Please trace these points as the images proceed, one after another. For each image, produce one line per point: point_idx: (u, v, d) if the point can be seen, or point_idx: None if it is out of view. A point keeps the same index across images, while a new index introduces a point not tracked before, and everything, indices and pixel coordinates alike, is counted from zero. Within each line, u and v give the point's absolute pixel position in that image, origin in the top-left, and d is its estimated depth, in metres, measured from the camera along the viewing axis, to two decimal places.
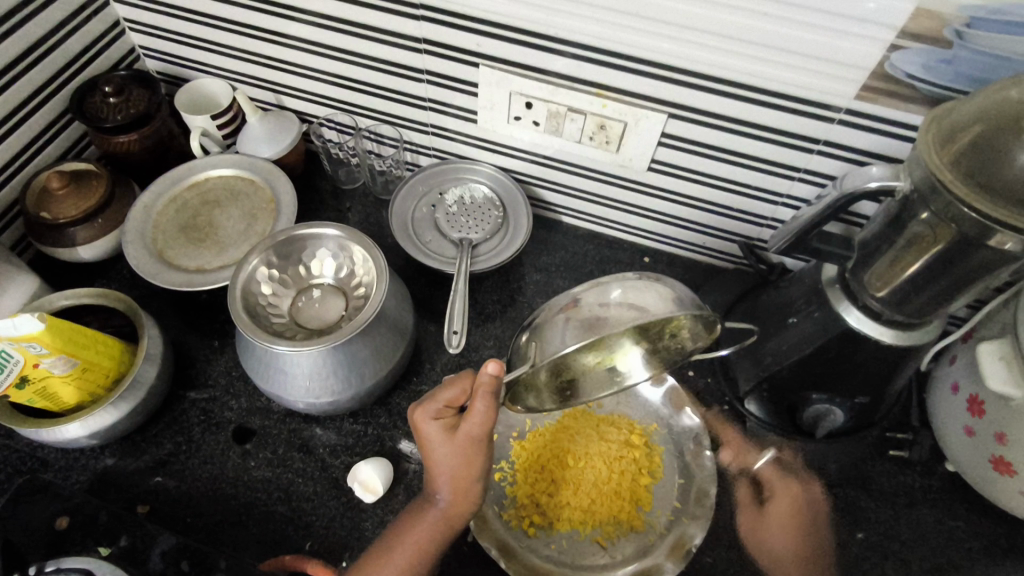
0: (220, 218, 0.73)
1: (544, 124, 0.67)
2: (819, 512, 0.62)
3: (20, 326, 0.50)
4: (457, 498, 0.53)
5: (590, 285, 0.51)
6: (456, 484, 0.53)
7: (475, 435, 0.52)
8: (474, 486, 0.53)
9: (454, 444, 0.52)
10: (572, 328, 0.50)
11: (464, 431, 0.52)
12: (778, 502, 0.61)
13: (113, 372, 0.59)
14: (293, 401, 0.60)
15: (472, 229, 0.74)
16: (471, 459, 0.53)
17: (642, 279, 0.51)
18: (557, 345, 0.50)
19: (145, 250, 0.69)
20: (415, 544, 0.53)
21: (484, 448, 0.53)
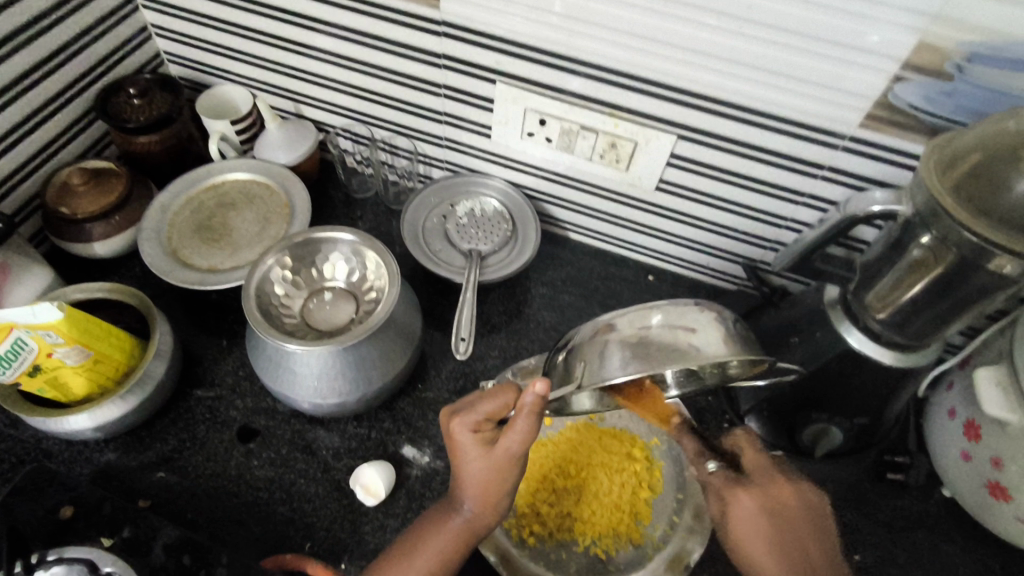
0: (234, 220, 0.74)
1: (556, 141, 0.69)
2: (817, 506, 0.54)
3: (39, 315, 0.51)
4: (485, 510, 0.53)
5: (626, 311, 0.50)
6: (483, 496, 0.52)
7: (508, 452, 0.51)
8: (501, 496, 0.53)
9: (488, 456, 0.51)
10: (616, 351, 0.48)
11: (499, 444, 0.51)
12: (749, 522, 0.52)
13: (123, 366, 0.60)
14: (299, 400, 0.61)
15: (482, 241, 0.76)
16: (505, 475, 0.52)
17: (690, 307, 0.49)
18: (603, 371, 0.48)
19: (159, 248, 0.70)
20: (437, 554, 0.52)
21: (518, 465, 0.52)
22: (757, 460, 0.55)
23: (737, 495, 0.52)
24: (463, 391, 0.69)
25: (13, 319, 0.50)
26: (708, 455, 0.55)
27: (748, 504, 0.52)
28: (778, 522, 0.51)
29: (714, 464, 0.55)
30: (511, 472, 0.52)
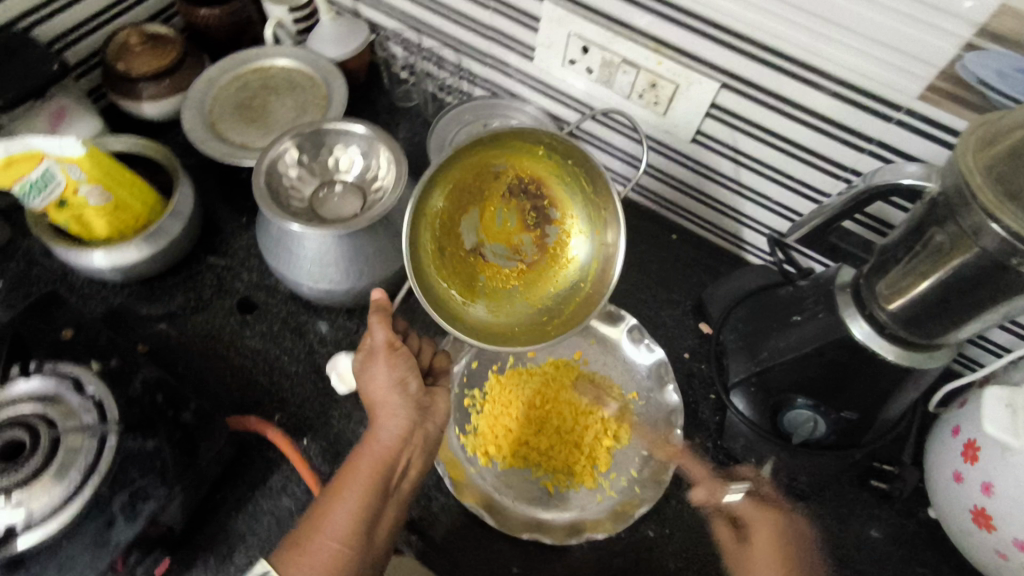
0: (273, 103, 0.75)
1: (597, 73, 0.66)
2: (802, 537, 0.55)
3: (66, 149, 0.55)
4: (390, 424, 0.53)
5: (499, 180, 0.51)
6: (381, 407, 0.53)
7: (382, 343, 0.55)
8: (396, 404, 0.53)
9: (370, 364, 0.55)
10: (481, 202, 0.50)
11: (374, 346, 0.56)
12: (760, 540, 0.54)
13: (143, 218, 0.64)
14: (295, 279, 0.62)
15: None
16: (392, 372, 0.55)
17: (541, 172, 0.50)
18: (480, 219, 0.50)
19: (199, 117, 0.72)
20: (354, 476, 0.49)
21: (399, 363, 0.55)
22: (768, 530, 0.54)
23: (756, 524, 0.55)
24: None
25: (44, 148, 0.54)
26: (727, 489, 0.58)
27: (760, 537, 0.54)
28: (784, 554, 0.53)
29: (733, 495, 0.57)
30: (392, 364, 0.55)
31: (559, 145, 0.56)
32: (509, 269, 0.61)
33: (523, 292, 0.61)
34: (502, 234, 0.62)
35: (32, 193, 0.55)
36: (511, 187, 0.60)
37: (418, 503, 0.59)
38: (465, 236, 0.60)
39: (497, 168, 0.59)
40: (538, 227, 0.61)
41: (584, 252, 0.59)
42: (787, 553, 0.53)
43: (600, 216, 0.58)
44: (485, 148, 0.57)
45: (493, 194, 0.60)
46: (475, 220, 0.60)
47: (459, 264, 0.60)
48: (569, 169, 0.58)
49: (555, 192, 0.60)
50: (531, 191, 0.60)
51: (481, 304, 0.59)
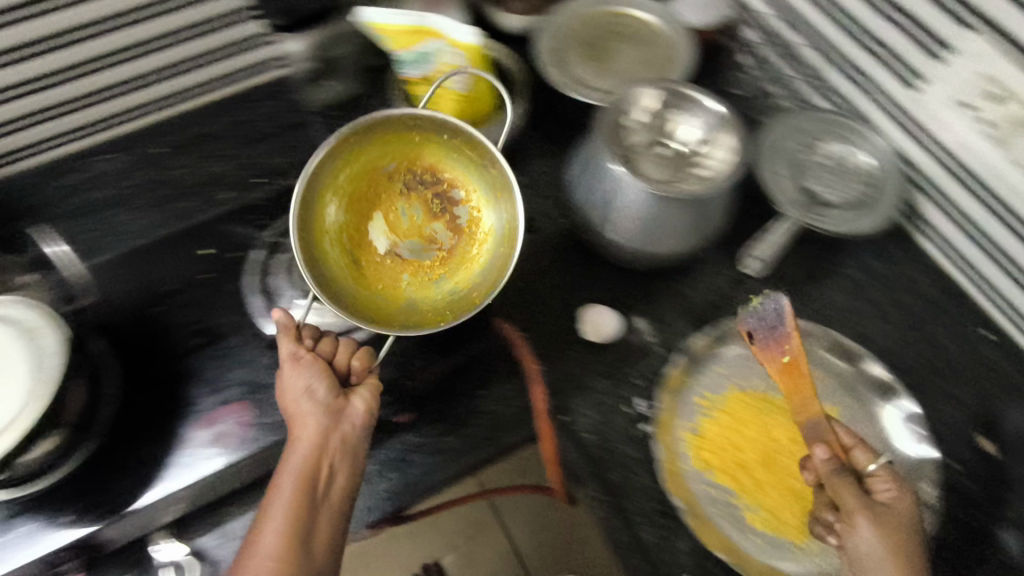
0: (617, 50, 0.76)
1: (995, 128, 0.55)
2: (912, 522, 0.50)
3: (460, 36, 0.61)
4: (307, 431, 0.50)
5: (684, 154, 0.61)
6: (297, 417, 0.51)
7: (288, 355, 0.53)
8: (309, 416, 0.50)
9: (290, 367, 0.52)
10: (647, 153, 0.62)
11: (298, 355, 0.53)
12: (883, 540, 0.48)
13: (479, 116, 0.69)
14: (594, 216, 0.65)
15: (829, 190, 0.67)
16: (300, 378, 0.52)
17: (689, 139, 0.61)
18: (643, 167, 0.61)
19: (548, 43, 0.75)
20: (284, 501, 0.47)
21: (304, 364, 0.52)
22: (890, 528, 0.49)
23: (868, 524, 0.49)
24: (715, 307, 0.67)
25: (445, 29, 0.61)
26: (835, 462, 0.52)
27: (871, 535, 0.49)
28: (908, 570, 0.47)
29: (824, 456, 0.52)
30: (294, 373, 0.52)
31: (421, 121, 0.59)
32: (428, 261, 0.61)
33: (450, 276, 0.60)
34: (412, 229, 0.62)
35: (418, 62, 0.64)
36: (409, 185, 0.62)
37: (620, 471, 0.60)
38: (377, 243, 0.60)
39: (386, 169, 0.61)
40: (445, 212, 0.62)
41: (500, 221, 0.60)
42: (906, 544, 0.49)
43: (500, 189, 0.59)
44: (364, 155, 0.60)
45: (390, 193, 0.62)
46: (382, 224, 0.61)
47: (384, 276, 0.60)
48: (456, 148, 0.60)
49: (450, 171, 0.62)
50: (426, 179, 0.62)
51: (409, 299, 0.59)
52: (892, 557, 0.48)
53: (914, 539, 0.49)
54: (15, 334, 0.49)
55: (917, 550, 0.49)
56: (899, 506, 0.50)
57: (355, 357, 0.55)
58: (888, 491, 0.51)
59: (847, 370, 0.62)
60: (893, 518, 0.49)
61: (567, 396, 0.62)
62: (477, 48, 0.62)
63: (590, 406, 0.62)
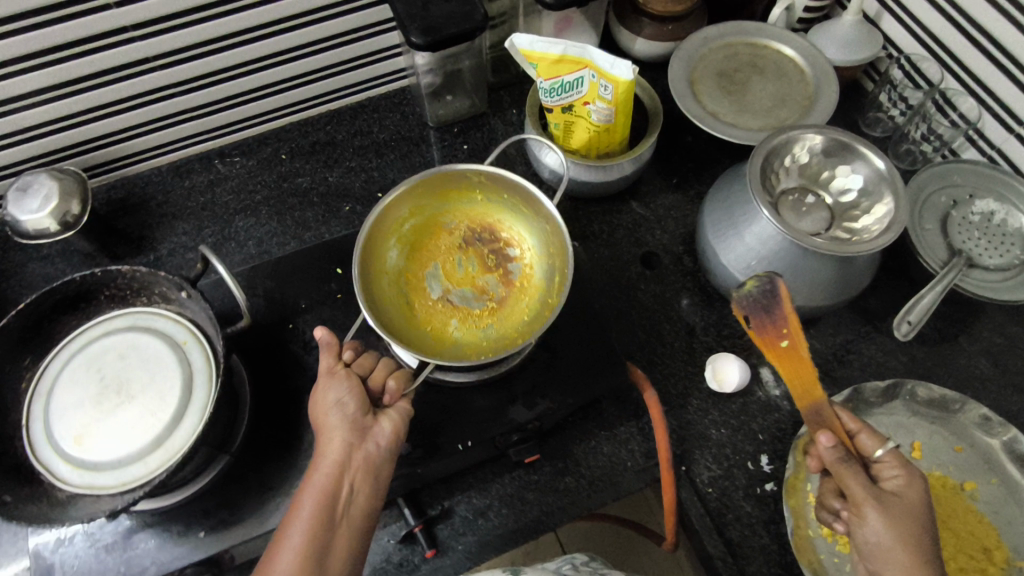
0: (755, 84, 0.73)
1: None
2: (919, 502, 0.47)
3: (612, 68, 0.59)
4: (331, 445, 0.46)
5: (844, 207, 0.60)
6: (322, 432, 0.47)
7: (323, 368, 0.50)
8: (332, 433, 0.46)
9: (325, 382, 0.49)
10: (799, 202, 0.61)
11: (331, 367, 0.49)
12: (893, 526, 0.45)
13: (610, 147, 0.67)
14: (724, 260, 0.62)
15: (981, 250, 0.63)
16: (330, 394, 0.48)
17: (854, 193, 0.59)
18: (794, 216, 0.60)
19: (683, 72, 0.73)
20: (301, 518, 0.44)
21: (337, 376, 0.49)
22: (900, 513, 0.46)
23: (884, 515, 0.46)
24: (848, 364, 0.64)
25: (596, 60, 0.59)
26: (841, 450, 0.48)
27: (878, 523, 0.45)
28: (905, 546, 0.45)
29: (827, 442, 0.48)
30: (326, 387, 0.48)
31: (487, 179, 0.54)
32: (478, 310, 0.53)
33: (496, 330, 0.52)
34: (465, 279, 0.55)
35: (559, 90, 0.62)
36: (469, 238, 0.56)
37: (740, 529, 0.57)
38: (429, 287, 0.54)
39: (448, 225, 0.56)
40: (500, 266, 0.55)
41: (548, 274, 0.53)
42: (916, 524, 0.46)
43: (545, 228, 0.53)
44: (428, 205, 0.55)
45: (444, 248, 0.56)
46: (439, 272, 0.55)
47: (427, 319, 0.52)
48: (506, 198, 0.55)
49: (507, 230, 0.56)
50: (483, 236, 0.56)
51: (452, 346, 0.51)
52: (899, 545, 0.45)
53: (928, 532, 0.46)
54: (169, 346, 0.50)
55: (931, 544, 0.45)
56: (914, 501, 0.46)
57: (393, 376, 0.50)
58: (897, 473, 0.48)
59: (994, 447, 0.58)
60: (901, 502, 0.46)
61: (689, 445, 0.60)
62: (627, 84, 0.59)
63: (712, 458, 0.60)
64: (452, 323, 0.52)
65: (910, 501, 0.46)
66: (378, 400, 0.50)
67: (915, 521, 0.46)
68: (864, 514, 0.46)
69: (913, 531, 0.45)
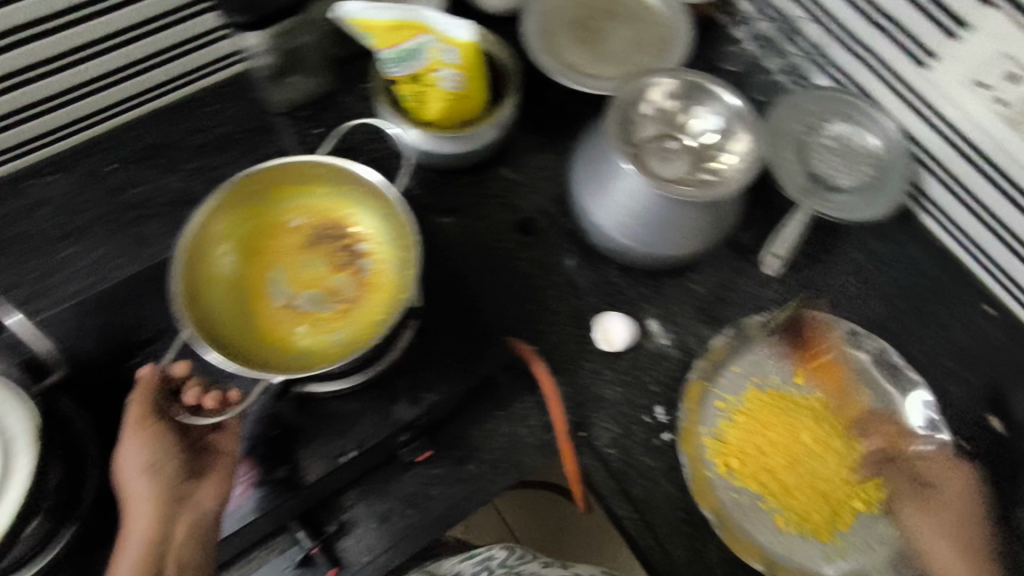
0: (610, 30, 0.71)
1: (1013, 109, 0.54)
2: (976, 496, 0.56)
3: (452, 30, 0.56)
4: (145, 517, 0.46)
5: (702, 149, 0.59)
6: (134, 502, 0.46)
7: (130, 422, 0.47)
8: (150, 504, 0.46)
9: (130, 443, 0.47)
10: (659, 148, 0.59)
11: (141, 424, 0.47)
12: (937, 519, 0.54)
13: (467, 115, 0.63)
14: (596, 220, 0.61)
15: (838, 173, 0.66)
16: (141, 456, 0.46)
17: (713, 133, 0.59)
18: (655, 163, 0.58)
19: (536, 25, 0.69)
20: None
21: (147, 435, 0.47)
22: (953, 513, 0.54)
23: (920, 512, 0.55)
24: (729, 303, 0.65)
25: (434, 23, 0.56)
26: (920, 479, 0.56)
27: (914, 515, 0.55)
28: (960, 539, 0.54)
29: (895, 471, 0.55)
30: (135, 451, 0.46)
31: (323, 171, 0.50)
32: (328, 313, 0.50)
33: (348, 332, 0.48)
34: (314, 281, 0.51)
35: (401, 60, 0.57)
36: (315, 236, 0.52)
37: (643, 484, 0.58)
38: (274, 291, 0.50)
39: (290, 223, 0.52)
40: (351, 264, 0.51)
41: (398, 267, 0.49)
42: (967, 516, 0.55)
43: (391, 220, 0.49)
44: (265, 205, 0.51)
45: (288, 250, 0.52)
46: (284, 276, 0.50)
47: (273, 329, 0.48)
48: (346, 190, 0.51)
49: (355, 225, 0.52)
50: (329, 233, 0.52)
51: (302, 354, 0.48)
52: (944, 537, 0.54)
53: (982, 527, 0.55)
54: None
55: (979, 524, 0.55)
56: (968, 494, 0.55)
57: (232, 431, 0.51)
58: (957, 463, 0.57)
59: (864, 362, 0.61)
60: (953, 501, 0.55)
61: (587, 409, 0.60)
62: (472, 46, 0.57)
63: (610, 418, 0.60)
64: (300, 329, 0.49)
65: (966, 493, 0.56)
66: (196, 454, 0.49)
67: (959, 512, 0.55)
68: (901, 507, 0.56)
69: (963, 524, 0.54)
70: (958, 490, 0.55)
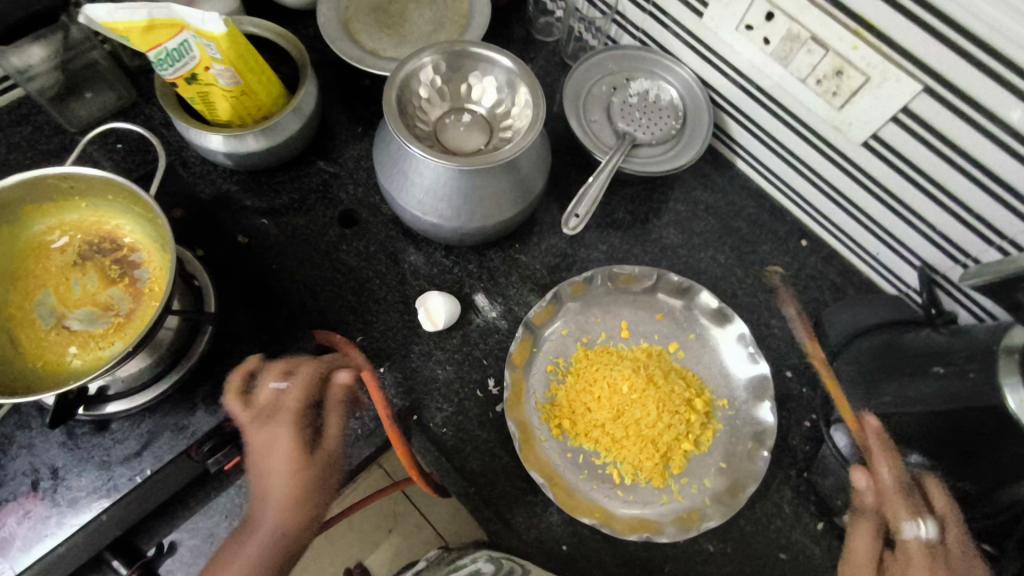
0: (411, 12, 0.70)
1: (775, 45, 0.57)
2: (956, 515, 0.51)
3: (205, 24, 0.52)
4: None
5: (495, 117, 0.60)
6: None
7: None
8: None
9: None
10: (450, 120, 0.59)
11: None
12: (915, 560, 0.52)
13: (263, 109, 0.62)
14: (401, 205, 0.61)
15: (641, 128, 0.66)
16: None
17: (502, 94, 0.59)
18: (450, 135, 0.59)
19: (333, 14, 0.68)
20: None
21: None
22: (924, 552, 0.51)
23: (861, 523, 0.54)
24: (556, 269, 0.66)
25: (186, 20, 0.52)
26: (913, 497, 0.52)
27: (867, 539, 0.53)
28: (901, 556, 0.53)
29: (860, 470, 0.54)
30: None
31: (74, 182, 0.48)
32: (102, 329, 0.48)
33: (122, 344, 0.47)
34: (86, 298, 0.49)
35: (165, 64, 0.55)
36: (83, 252, 0.50)
37: (480, 458, 0.58)
38: (38, 316, 0.48)
39: (54, 243, 0.50)
40: (126, 276, 0.50)
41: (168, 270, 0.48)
42: (948, 566, 0.50)
43: (155, 222, 0.48)
44: (18, 229, 0.49)
45: (57, 271, 0.49)
46: (50, 297, 0.48)
47: (40, 353, 0.46)
48: (108, 200, 0.49)
49: (128, 235, 0.50)
50: (99, 247, 0.50)
51: (72, 373, 0.46)
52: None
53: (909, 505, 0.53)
54: None
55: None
56: (930, 570, 0.51)
57: (263, 376, 0.53)
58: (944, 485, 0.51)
59: (682, 306, 0.64)
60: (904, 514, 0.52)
61: (417, 392, 0.59)
62: (229, 35, 0.54)
63: (443, 398, 0.59)
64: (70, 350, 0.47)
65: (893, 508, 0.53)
66: None
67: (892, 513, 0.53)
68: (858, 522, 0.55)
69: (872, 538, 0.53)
70: (919, 566, 0.51)
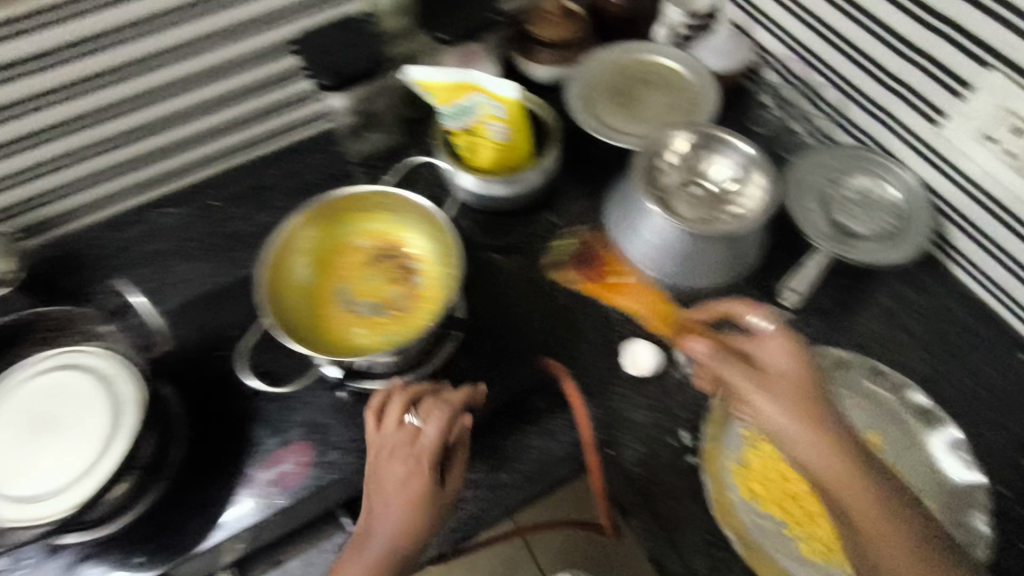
0: (646, 96, 0.80)
1: (1019, 155, 0.59)
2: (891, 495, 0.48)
3: (500, 88, 0.65)
4: None
5: (725, 194, 0.65)
6: None
7: None
8: None
9: None
10: (682, 188, 0.65)
11: None
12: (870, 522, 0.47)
13: (514, 164, 0.72)
14: (630, 253, 0.70)
15: (859, 222, 0.70)
16: None
17: (737, 175, 0.65)
18: (681, 206, 0.64)
19: (580, 91, 0.79)
20: None
21: None
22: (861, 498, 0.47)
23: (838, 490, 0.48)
24: None
25: (485, 83, 0.65)
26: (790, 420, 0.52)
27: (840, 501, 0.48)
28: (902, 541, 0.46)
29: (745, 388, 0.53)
30: None
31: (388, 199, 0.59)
32: (385, 319, 0.58)
33: (401, 334, 0.57)
34: (373, 292, 0.60)
35: (457, 115, 0.68)
36: (375, 254, 0.61)
37: (667, 502, 0.60)
38: (338, 299, 0.59)
39: (356, 244, 0.61)
40: (406, 280, 0.60)
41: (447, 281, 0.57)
42: (875, 516, 0.47)
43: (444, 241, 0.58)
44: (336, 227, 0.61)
45: (354, 266, 0.61)
46: (348, 286, 0.59)
47: (337, 329, 0.57)
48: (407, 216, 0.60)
49: (412, 246, 0.61)
50: (389, 253, 0.61)
51: (360, 349, 0.56)
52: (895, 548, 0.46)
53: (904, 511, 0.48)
54: (96, 380, 0.52)
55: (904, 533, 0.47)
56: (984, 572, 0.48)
57: (392, 404, 0.53)
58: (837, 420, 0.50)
59: (888, 397, 0.64)
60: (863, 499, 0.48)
61: (614, 428, 0.63)
62: (517, 102, 0.66)
63: (638, 438, 0.63)
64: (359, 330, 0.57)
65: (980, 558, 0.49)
66: None
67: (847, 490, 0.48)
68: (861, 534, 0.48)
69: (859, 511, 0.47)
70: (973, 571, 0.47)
